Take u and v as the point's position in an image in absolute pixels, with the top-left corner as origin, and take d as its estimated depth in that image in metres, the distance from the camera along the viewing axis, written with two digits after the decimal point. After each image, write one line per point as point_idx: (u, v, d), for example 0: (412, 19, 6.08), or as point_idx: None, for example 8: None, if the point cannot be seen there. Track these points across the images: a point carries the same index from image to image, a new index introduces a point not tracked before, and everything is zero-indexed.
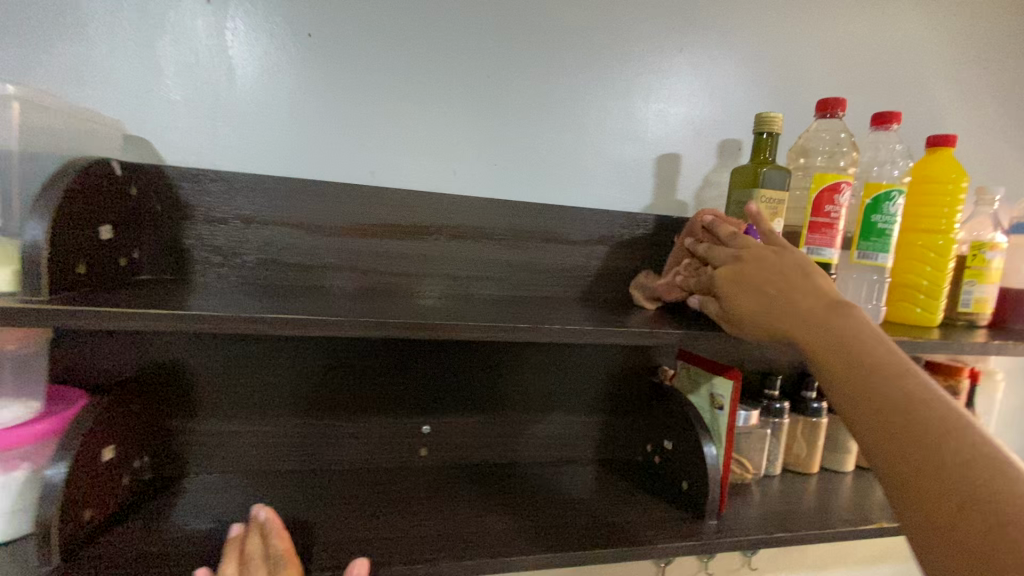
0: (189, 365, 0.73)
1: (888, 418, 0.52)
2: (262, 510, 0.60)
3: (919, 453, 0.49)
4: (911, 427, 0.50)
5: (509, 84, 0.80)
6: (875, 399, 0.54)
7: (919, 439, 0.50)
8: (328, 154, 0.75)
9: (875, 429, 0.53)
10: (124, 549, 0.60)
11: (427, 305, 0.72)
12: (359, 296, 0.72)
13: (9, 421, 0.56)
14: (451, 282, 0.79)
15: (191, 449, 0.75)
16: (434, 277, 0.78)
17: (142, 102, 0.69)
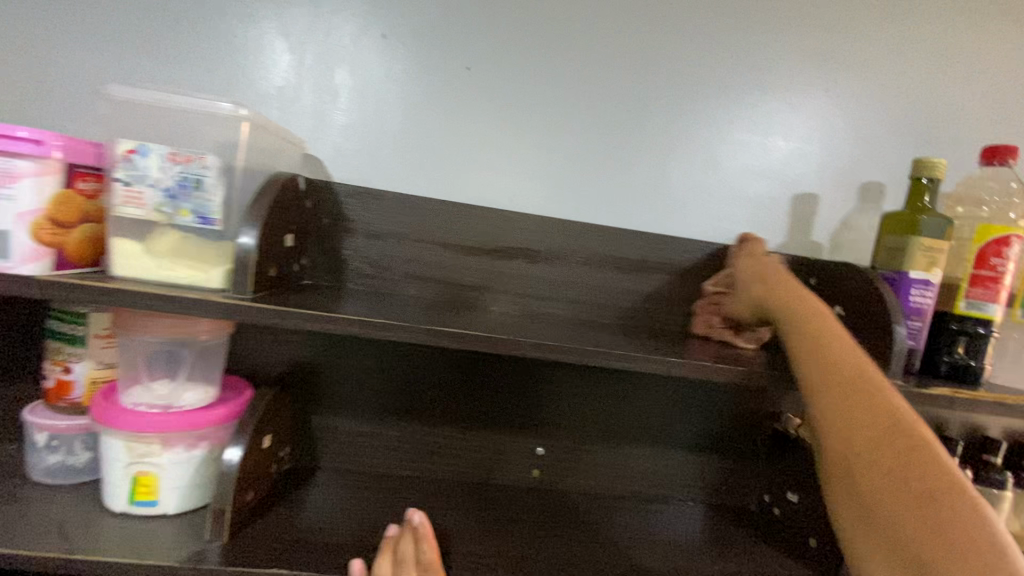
0: (331, 367, 0.78)
1: (880, 449, 0.48)
2: (415, 512, 0.63)
3: (896, 483, 0.46)
4: (892, 472, 0.47)
5: (649, 118, 0.81)
6: (846, 417, 0.51)
7: (896, 464, 0.47)
8: (473, 179, 0.79)
9: (858, 455, 0.49)
10: (275, 531, 0.64)
11: (495, 319, 0.73)
12: (430, 305, 0.73)
13: (195, 404, 0.62)
14: (539, 303, 0.79)
15: (325, 445, 0.80)
16: (532, 298, 0.79)
17: (319, 124, 0.76)
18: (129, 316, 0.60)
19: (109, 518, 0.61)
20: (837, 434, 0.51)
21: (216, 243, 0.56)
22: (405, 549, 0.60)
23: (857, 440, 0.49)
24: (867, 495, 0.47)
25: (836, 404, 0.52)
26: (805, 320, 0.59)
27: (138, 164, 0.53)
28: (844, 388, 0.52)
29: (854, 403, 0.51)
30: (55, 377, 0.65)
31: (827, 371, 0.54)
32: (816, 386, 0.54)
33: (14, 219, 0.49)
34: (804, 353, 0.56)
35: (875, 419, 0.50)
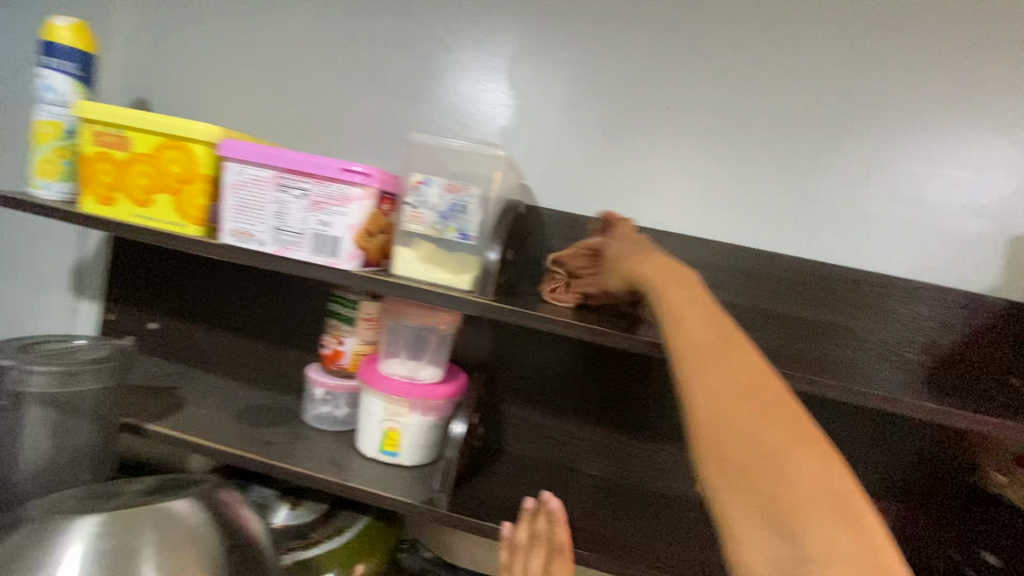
0: (521, 362, 0.91)
1: (722, 389, 0.40)
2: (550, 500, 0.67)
3: (794, 455, 0.37)
4: (787, 458, 0.37)
5: (845, 153, 0.82)
6: (721, 372, 0.41)
7: (776, 428, 0.38)
8: (661, 207, 0.87)
9: (709, 397, 0.40)
10: (480, 494, 0.78)
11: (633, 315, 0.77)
12: None
13: (433, 380, 0.78)
14: None
15: (511, 430, 0.92)
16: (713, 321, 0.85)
17: (532, 156, 0.90)
18: (396, 303, 0.78)
19: (361, 459, 0.79)
20: (704, 376, 0.41)
21: (470, 255, 0.71)
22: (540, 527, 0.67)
23: (720, 395, 0.40)
24: (727, 449, 0.38)
25: (714, 354, 0.42)
26: (668, 283, 0.53)
27: (424, 192, 0.70)
28: (725, 342, 0.43)
29: (725, 369, 0.41)
30: (330, 347, 0.84)
31: (681, 323, 0.46)
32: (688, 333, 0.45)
33: (347, 230, 0.67)
34: (671, 309, 0.49)
35: (731, 369, 0.41)
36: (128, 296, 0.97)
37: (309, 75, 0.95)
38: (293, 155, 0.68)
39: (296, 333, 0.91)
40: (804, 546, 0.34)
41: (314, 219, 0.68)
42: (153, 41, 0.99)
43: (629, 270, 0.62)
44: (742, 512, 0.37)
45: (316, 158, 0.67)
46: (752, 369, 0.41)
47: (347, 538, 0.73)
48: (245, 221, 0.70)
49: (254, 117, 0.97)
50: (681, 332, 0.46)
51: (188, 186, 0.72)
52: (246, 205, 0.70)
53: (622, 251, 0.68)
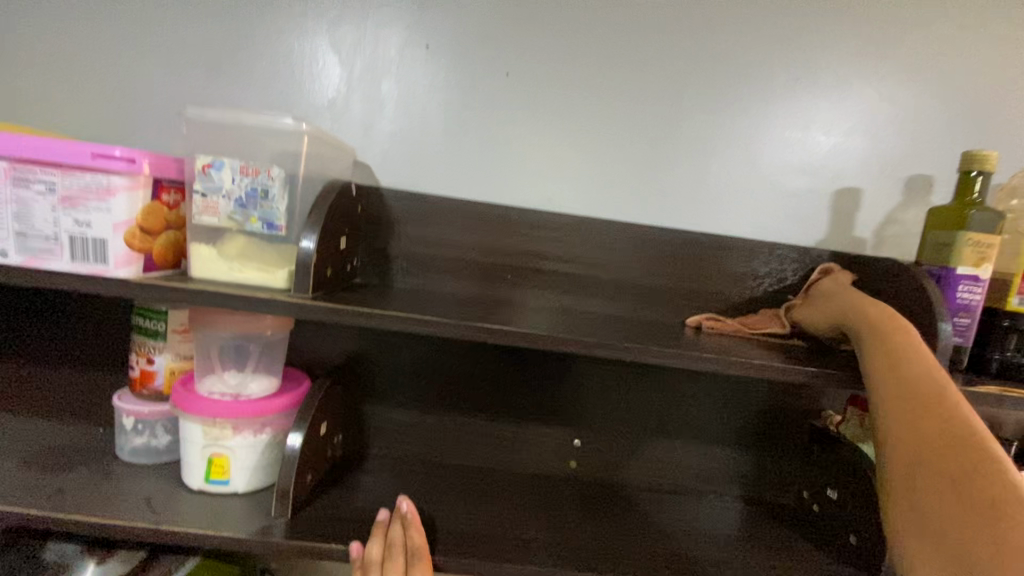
0: (380, 359, 0.84)
1: (923, 444, 0.49)
2: (404, 502, 0.66)
3: (956, 489, 0.45)
4: (954, 486, 0.46)
5: (684, 115, 0.82)
6: (910, 426, 0.50)
7: (946, 472, 0.46)
8: (510, 180, 0.82)
9: (915, 460, 0.48)
10: (332, 510, 0.70)
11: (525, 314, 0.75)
12: (463, 304, 0.76)
13: (261, 393, 0.68)
14: (577, 300, 0.82)
15: (375, 433, 0.85)
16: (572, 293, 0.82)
17: (367, 131, 0.81)
18: (199, 312, 0.67)
19: (188, 493, 0.69)
20: (913, 444, 0.49)
21: (282, 246, 0.62)
22: (393, 535, 0.63)
23: (916, 445, 0.49)
24: (919, 501, 0.47)
25: (899, 415, 0.51)
26: (876, 340, 0.56)
27: (213, 177, 0.59)
28: (931, 401, 0.50)
29: (933, 416, 0.49)
30: (140, 367, 0.72)
31: (897, 375, 0.53)
32: (893, 397, 0.52)
33: (112, 229, 0.55)
34: (888, 363, 0.54)
35: (920, 424, 0.49)
36: None
37: (89, 45, 0.79)
38: (26, 141, 0.54)
39: (102, 355, 0.77)
40: (966, 559, 0.42)
41: (67, 219, 0.55)
42: None
43: (843, 313, 0.64)
44: (925, 540, 0.46)
45: (59, 143, 0.54)
46: (934, 412, 0.49)
47: None
48: None
49: (18, 98, 0.79)
50: (882, 397, 0.53)
51: None
52: None
53: (832, 304, 0.67)
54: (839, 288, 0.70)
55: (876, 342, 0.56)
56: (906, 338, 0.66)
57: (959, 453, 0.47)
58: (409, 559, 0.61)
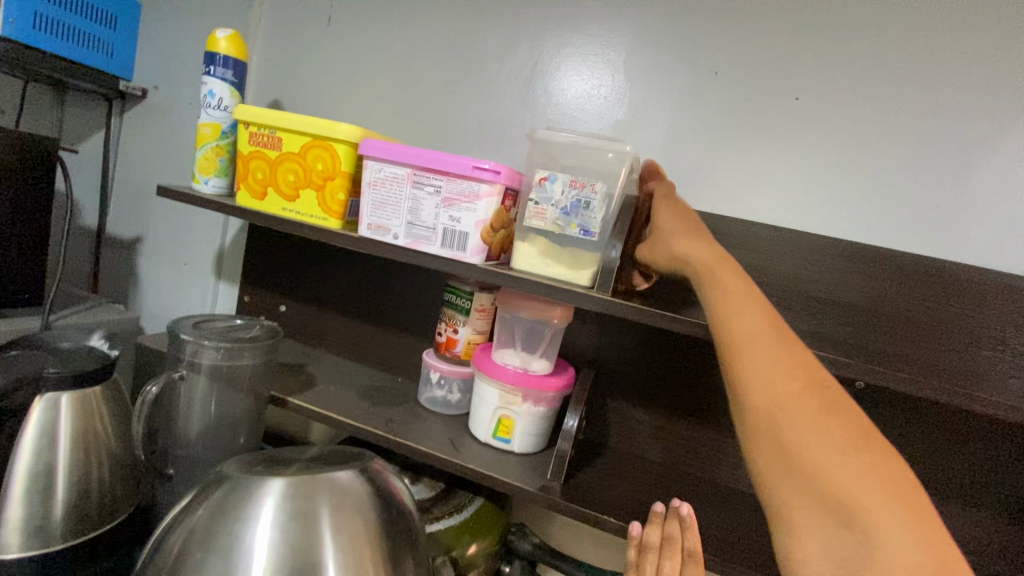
0: (627, 358, 0.91)
1: (785, 393, 0.50)
2: (683, 504, 0.66)
3: (829, 428, 0.48)
4: (824, 457, 0.47)
5: (1008, 144, 0.74)
6: (785, 379, 0.50)
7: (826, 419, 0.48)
8: (780, 204, 0.84)
9: (777, 398, 0.50)
10: (590, 486, 0.80)
11: None
12: None
13: (543, 371, 0.80)
14: (843, 331, 0.81)
15: (613, 426, 0.93)
16: (836, 323, 0.82)
17: (646, 150, 0.89)
18: (508, 295, 0.82)
19: (476, 443, 0.83)
20: (765, 379, 0.51)
21: (589, 252, 0.72)
22: (671, 530, 0.66)
23: (789, 401, 0.49)
24: (802, 459, 0.48)
25: (760, 348, 0.52)
26: (712, 273, 0.58)
27: (547, 188, 0.71)
28: (775, 335, 0.53)
29: (799, 378, 0.50)
30: (447, 335, 0.89)
31: (740, 326, 0.54)
32: (743, 332, 0.53)
33: (475, 225, 0.70)
34: (724, 303, 0.56)
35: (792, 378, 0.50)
36: (263, 280, 1.08)
37: (430, 75, 1.00)
38: (426, 153, 0.71)
39: (412, 320, 0.97)
40: (847, 504, 0.45)
41: (444, 214, 0.71)
42: (289, 44, 1.08)
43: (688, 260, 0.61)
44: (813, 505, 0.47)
45: (448, 156, 0.71)
46: (800, 364, 0.51)
47: (465, 516, 0.77)
48: (381, 216, 0.75)
49: (376, 115, 1.03)
50: (734, 328, 0.54)
51: (331, 182, 0.78)
52: (383, 201, 0.74)
53: (671, 223, 0.65)
54: (669, 226, 0.65)
55: (705, 275, 0.59)
56: None
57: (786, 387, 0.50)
58: (685, 558, 0.65)
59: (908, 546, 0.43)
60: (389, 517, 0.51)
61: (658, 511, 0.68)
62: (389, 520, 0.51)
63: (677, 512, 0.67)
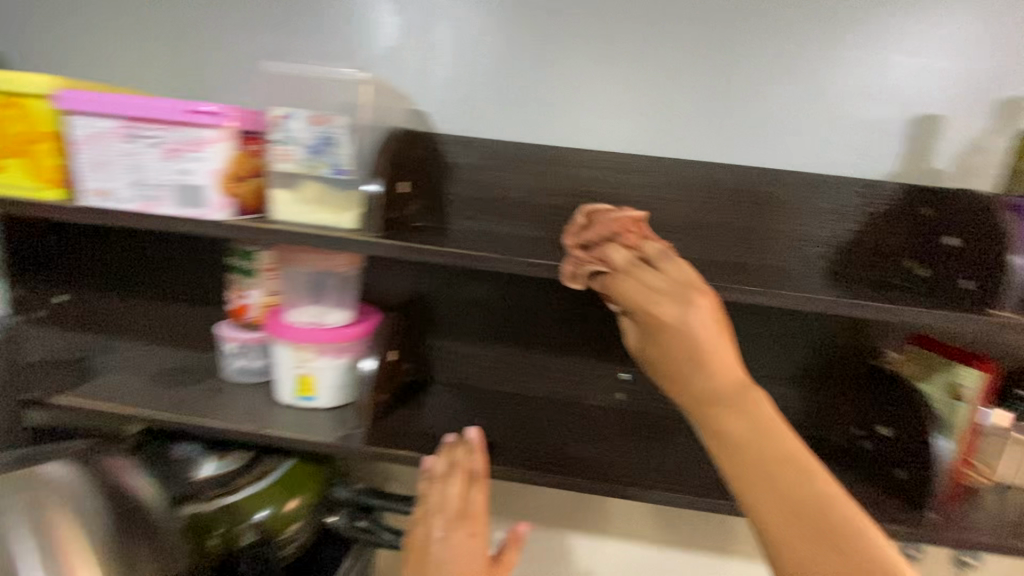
0: (438, 294, 0.91)
1: (778, 511, 0.44)
2: (473, 429, 0.69)
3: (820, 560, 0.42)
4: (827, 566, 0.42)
5: (745, 43, 0.79)
6: (776, 496, 0.44)
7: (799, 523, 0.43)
8: (560, 121, 0.84)
9: (757, 513, 0.45)
10: (403, 426, 0.80)
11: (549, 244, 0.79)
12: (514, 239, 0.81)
13: (339, 323, 0.77)
14: None
15: (436, 362, 0.93)
16: None
17: (423, 79, 0.84)
18: (286, 250, 0.78)
19: (282, 407, 0.80)
20: (761, 496, 0.45)
21: (349, 191, 0.68)
22: (459, 456, 0.68)
23: (772, 515, 0.44)
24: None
25: (757, 487, 0.45)
26: (722, 388, 0.48)
27: (287, 127, 0.65)
28: (768, 454, 0.45)
29: (783, 477, 0.44)
30: (236, 301, 0.83)
31: (733, 437, 0.46)
32: (727, 459, 0.46)
33: (207, 176, 0.64)
34: (740, 438, 0.46)
35: (767, 479, 0.45)
36: None
37: (172, 8, 0.86)
38: (136, 101, 0.63)
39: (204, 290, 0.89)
40: None
41: (172, 168, 0.64)
42: None
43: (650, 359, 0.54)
44: None
45: (163, 102, 0.63)
46: (785, 467, 0.45)
47: (272, 479, 0.75)
48: (102, 178, 0.65)
49: (118, 61, 0.88)
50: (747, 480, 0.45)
51: (33, 146, 0.66)
52: (99, 160, 0.65)
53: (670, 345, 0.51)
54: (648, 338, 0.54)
55: (708, 386, 0.48)
56: (977, 275, 0.65)
57: (773, 534, 0.44)
58: (470, 480, 0.66)
59: None
60: (121, 514, 0.56)
61: (447, 440, 0.70)
62: (123, 517, 0.56)
63: (467, 436, 0.69)
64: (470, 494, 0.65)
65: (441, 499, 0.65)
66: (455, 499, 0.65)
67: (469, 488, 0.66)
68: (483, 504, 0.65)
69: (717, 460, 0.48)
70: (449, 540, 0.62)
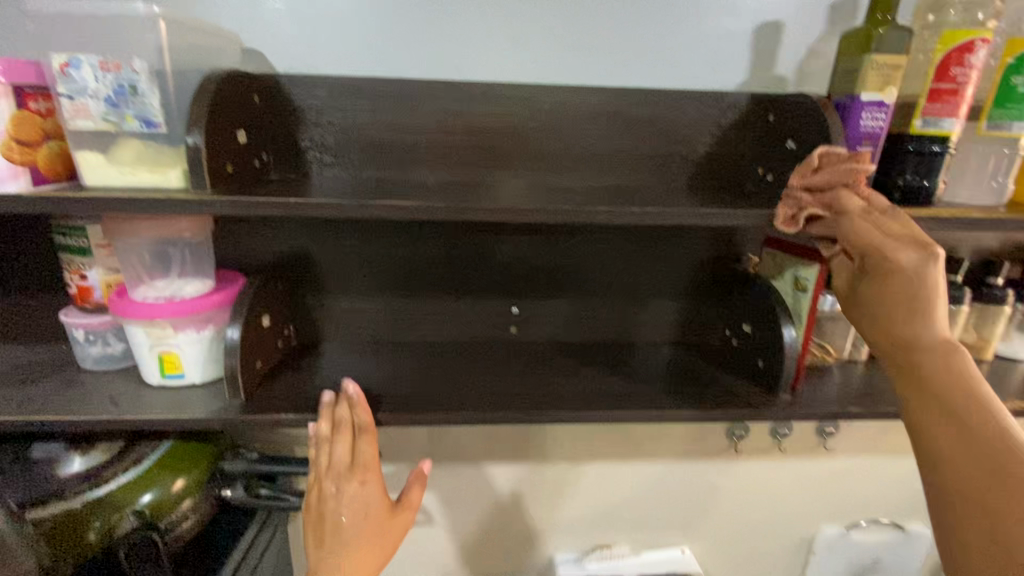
0: (312, 250, 0.86)
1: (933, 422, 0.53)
2: (353, 384, 0.70)
3: (975, 472, 0.49)
4: (966, 473, 0.49)
5: None
6: (950, 422, 0.52)
7: (947, 434, 0.52)
8: (412, 53, 0.78)
9: (936, 452, 0.52)
10: (286, 389, 0.77)
11: (413, 184, 0.76)
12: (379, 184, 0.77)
13: (194, 294, 0.72)
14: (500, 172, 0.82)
15: (321, 321, 0.90)
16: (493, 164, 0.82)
17: (252, 15, 0.75)
18: (116, 220, 0.69)
19: (149, 390, 0.75)
20: (931, 425, 0.53)
21: (169, 147, 0.61)
22: (341, 414, 0.68)
23: (947, 444, 0.51)
24: (959, 498, 0.49)
25: (955, 411, 0.52)
26: (925, 338, 0.57)
27: (75, 77, 0.57)
28: (957, 384, 0.54)
29: (960, 391, 0.53)
30: (76, 284, 0.75)
31: (928, 381, 0.55)
32: (934, 396, 0.54)
33: None
34: (913, 384, 0.56)
35: (949, 398, 0.53)
36: None
37: None
38: None
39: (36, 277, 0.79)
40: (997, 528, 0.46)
41: None
42: None
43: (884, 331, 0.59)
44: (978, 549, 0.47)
45: None
46: (947, 398, 0.53)
47: (146, 465, 0.70)
48: None
49: None
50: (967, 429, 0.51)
51: None
52: None
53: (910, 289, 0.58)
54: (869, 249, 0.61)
55: (920, 332, 0.57)
56: None
57: (938, 467, 0.51)
58: (356, 433, 0.69)
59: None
60: None
61: (327, 400, 0.70)
62: None
63: (348, 392, 0.70)
64: (358, 445, 0.69)
65: (331, 458, 0.69)
66: (343, 455, 0.68)
67: (355, 440, 0.68)
68: (372, 452, 0.69)
69: (907, 403, 0.56)
70: (345, 493, 0.69)
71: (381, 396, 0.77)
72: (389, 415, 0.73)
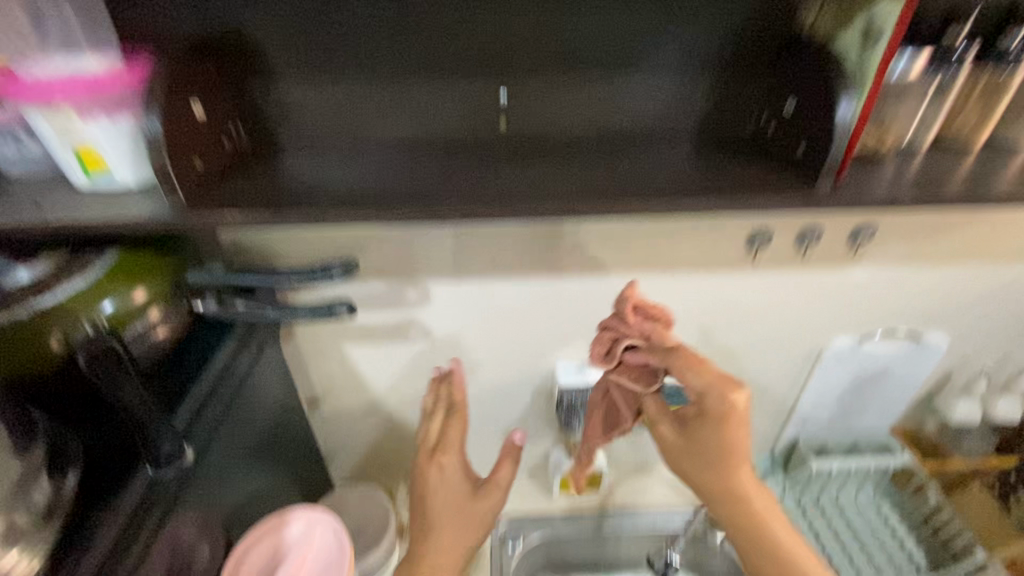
0: (243, 18, 0.68)
1: (728, 501, 0.83)
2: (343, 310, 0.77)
3: (735, 512, 0.83)
4: (734, 517, 0.84)
5: None
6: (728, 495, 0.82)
7: (728, 497, 0.83)
8: None
9: (719, 504, 0.84)
10: (239, 192, 0.67)
11: None
12: None
13: (95, 70, 0.58)
14: None
15: (275, 117, 0.75)
16: None
17: None
18: None
19: (80, 195, 0.65)
20: (725, 511, 0.84)
21: None
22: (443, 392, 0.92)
23: (731, 515, 0.84)
24: (730, 522, 0.84)
25: (728, 504, 0.83)
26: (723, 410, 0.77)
27: None
28: (735, 483, 0.82)
29: (737, 496, 0.82)
30: None
31: (719, 490, 0.82)
32: (733, 498, 0.82)
33: None
34: (716, 486, 0.82)
35: (731, 500, 0.82)
36: None
37: None
38: None
39: None
40: (750, 528, 0.83)
41: None
42: None
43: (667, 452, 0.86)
44: (740, 530, 0.83)
45: None
46: (723, 489, 0.82)
47: (99, 274, 0.65)
48: None
49: None
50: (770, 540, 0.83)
51: None
52: None
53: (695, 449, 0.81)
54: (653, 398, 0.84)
55: (723, 408, 0.76)
56: None
57: (722, 506, 0.84)
58: (448, 388, 0.92)
59: (765, 540, 0.83)
60: None
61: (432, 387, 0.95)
62: None
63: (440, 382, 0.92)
64: (447, 431, 0.89)
65: (431, 433, 0.90)
66: (434, 436, 0.89)
67: (447, 420, 0.90)
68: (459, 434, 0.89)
69: (700, 482, 0.84)
70: (440, 477, 0.86)
71: (350, 199, 0.66)
72: (364, 217, 0.64)
